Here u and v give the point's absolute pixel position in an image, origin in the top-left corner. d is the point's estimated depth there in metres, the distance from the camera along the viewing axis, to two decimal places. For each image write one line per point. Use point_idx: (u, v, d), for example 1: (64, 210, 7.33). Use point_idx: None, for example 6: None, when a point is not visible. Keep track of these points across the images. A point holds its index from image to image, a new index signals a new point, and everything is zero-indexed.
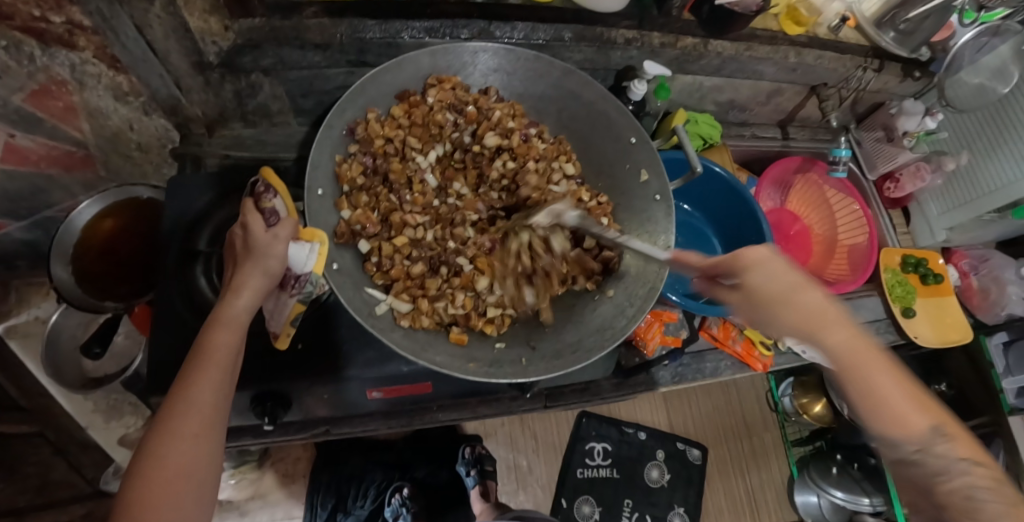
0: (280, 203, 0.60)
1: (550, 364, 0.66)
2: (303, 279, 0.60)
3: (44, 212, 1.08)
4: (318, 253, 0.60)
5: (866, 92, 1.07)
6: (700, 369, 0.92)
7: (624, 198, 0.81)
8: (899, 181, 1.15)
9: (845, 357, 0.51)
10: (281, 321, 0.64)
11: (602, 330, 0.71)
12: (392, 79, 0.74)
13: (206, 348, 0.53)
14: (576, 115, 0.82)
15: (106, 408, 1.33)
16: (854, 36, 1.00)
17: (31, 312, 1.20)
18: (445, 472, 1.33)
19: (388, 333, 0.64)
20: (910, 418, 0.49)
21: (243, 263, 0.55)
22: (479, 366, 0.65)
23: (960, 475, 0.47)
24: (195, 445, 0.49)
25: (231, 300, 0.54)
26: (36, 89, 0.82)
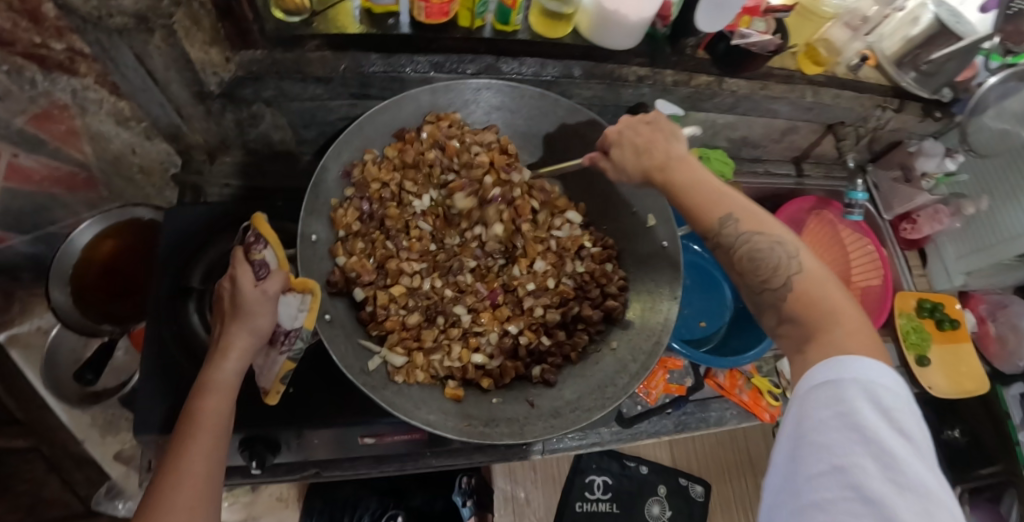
0: (271, 255, 0.60)
1: (550, 424, 0.64)
2: (292, 334, 0.61)
3: (48, 228, 1.08)
4: (312, 304, 0.61)
5: (884, 131, 1.04)
6: (704, 418, 0.88)
7: (630, 244, 0.80)
8: (917, 222, 1.11)
9: (695, 181, 0.61)
10: (271, 378, 0.64)
11: (603, 388, 0.68)
12: (391, 119, 0.74)
13: (195, 413, 0.54)
14: (581, 155, 0.80)
15: (103, 422, 1.28)
16: (874, 75, 0.97)
17: (33, 322, 1.18)
18: (441, 502, 1.30)
19: (380, 391, 0.62)
20: (707, 211, 0.59)
21: (231, 324, 0.58)
22: (474, 426, 0.63)
23: (746, 241, 0.57)
24: (190, 515, 0.48)
25: (220, 363, 0.57)
26: (38, 112, 0.81)
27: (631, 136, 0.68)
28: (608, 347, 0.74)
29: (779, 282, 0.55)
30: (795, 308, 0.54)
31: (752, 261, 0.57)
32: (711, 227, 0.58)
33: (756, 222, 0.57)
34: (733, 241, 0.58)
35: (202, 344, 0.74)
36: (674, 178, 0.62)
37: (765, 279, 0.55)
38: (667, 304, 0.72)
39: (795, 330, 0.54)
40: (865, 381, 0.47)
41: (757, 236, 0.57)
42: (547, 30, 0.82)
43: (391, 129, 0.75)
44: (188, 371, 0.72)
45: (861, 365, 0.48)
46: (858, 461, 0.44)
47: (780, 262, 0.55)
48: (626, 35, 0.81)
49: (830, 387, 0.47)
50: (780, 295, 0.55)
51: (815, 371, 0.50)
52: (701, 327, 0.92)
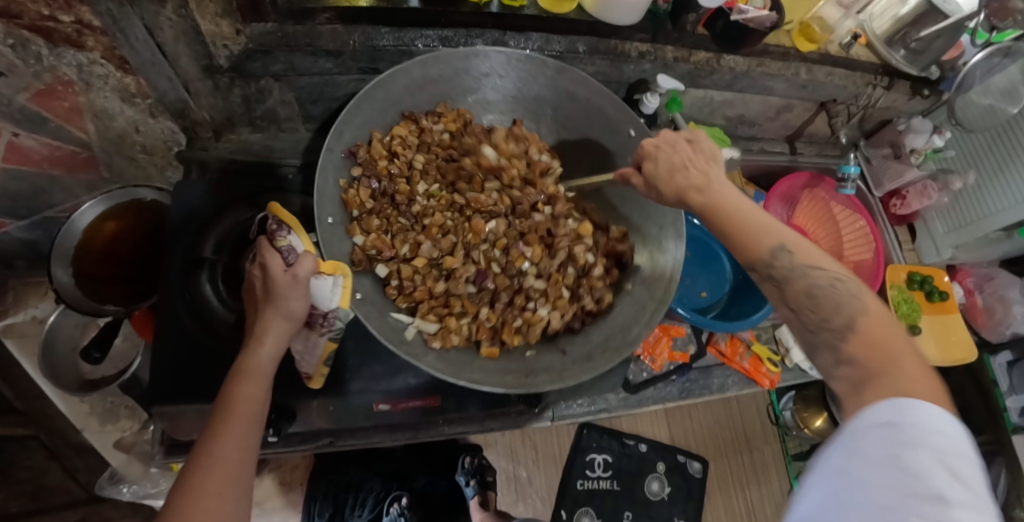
0: (296, 240, 0.62)
1: (587, 368, 0.68)
2: (330, 316, 0.63)
3: (46, 212, 1.06)
4: (344, 286, 0.63)
5: (875, 109, 1.08)
6: (707, 385, 0.90)
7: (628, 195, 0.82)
8: (906, 199, 1.15)
9: (740, 211, 0.57)
10: (314, 362, 0.68)
11: (628, 328, 0.73)
12: (385, 94, 0.74)
13: (232, 398, 0.54)
14: (573, 113, 0.82)
15: (102, 411, 1.28)
16: (865, 54, 1.00)
17: (28, 312, 1.19)
18: (444, 482, 1.32)
19: (422, 357, 0.65)
20: (758, 243, 0.55)
21: (265, 308, 0.58)
22: (516, 379, 0.67)
23: (803, 276, 0.54)
24: (223, 500, 0.47)
25: (254, 350, 0.57)
26: (41, 88, 0.81)
27: (669, 149, 0.63)
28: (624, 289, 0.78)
29: (841, 322, 0.51)
30: (856, 349, 0.49)
31: (809, 296, 0.54)
32: (762, 256, 0.55)
33: (809, 256, 0.54)
34: (788, 274, 0.54)
35: (213, 313, 0.74)
36: (721, 204, 0.58)
37: (824, 316, 0.52)
38: (672, 247, 0.75)
39: (852, 373, 0.49)
40: (932, 431, 0.40)
41: (817, 272, 0.54)
42: (553, 4, 0.85)
43: (387, 106, 0.75)
44: (201, 339, 0.73)
45: (925, 411, 0.41)
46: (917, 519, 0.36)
47: (842, 301, 0.52)
48: (631, 10, 0.82)
49: (888, 429, 0.40)
50: (841, 334, 0.50)
51: (869, 408, 0.43)
52: (702, 297, 0.95)
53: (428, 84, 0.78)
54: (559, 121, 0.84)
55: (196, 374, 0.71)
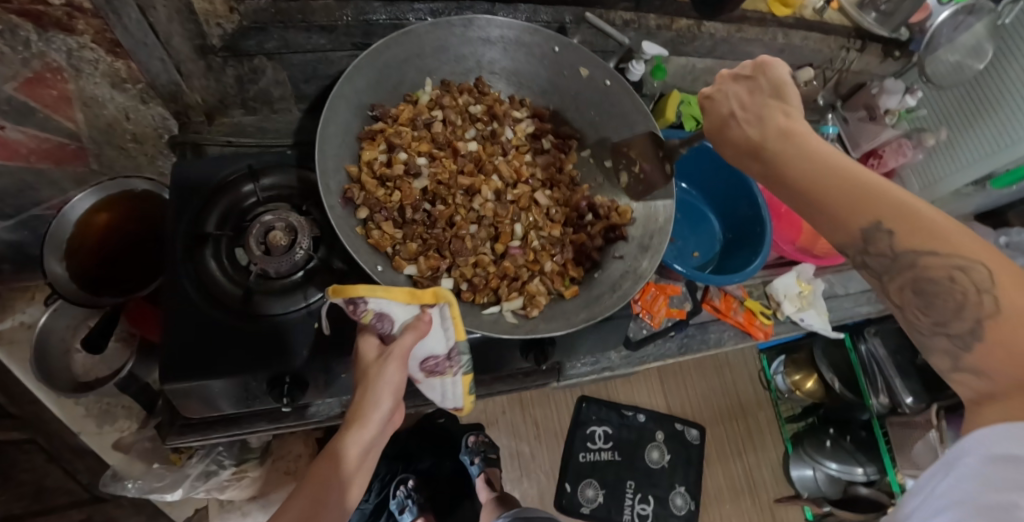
0: (383, 304, 0.59)
1: (651, 253, 0.73)
2: (453, 356, 0.63)
3: (32, 210, 1.01)
4: (452, 315, 0.60)
5: (850, 73, 1.14)
6: (705, 340, 0.93)
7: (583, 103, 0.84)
8: (882, 158, 1.19)
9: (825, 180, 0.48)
10: (460, 394, 0.69)
11: (654, 210, 0.77)
12: (335, 129, 0.72)
13: (323, 468, 0.59)
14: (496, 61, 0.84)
15: (98, 412, 1.23)
16: (838, 18, 1.05)
17: (16, 318, 1.14)
18: (449, 462, 1.32)
19: (534, 329, 0.69)
20: (851, 217, 0.47)
21: (365, 389, 0.61)
22: (610, 296, 0.72)
23: (912, 257, 0.46)
24: None
25: (353, 436, 0.59)
26: (30, 77, 0.80)
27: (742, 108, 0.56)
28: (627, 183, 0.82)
29: (962, 326, 0.44)
30: (986, 361, 0.42)
31: (919, 292, 0.47)
32: (853, 232, 0.48)
33: (925, 233, 0.45)
34: (887, 257, 0.47)
35: (221, 289, 0.75)
36: (790, 166, 0.50)
37: (941, 318, 0.46)
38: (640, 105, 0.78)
39: (977, 383, 0.44)
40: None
41: (931, 259, 0.45)
42: None
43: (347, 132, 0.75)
44: (212, 314, 0.73)
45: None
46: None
47: (966, 300, 0.44)
48: None
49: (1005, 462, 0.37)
50: (963, 340, 0.44)
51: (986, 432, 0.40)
52: (695, 257, 0.98)
53: (367, 93, 0.76)
54: (509, 73, 0.86)
55: (209, 345, 0.71)
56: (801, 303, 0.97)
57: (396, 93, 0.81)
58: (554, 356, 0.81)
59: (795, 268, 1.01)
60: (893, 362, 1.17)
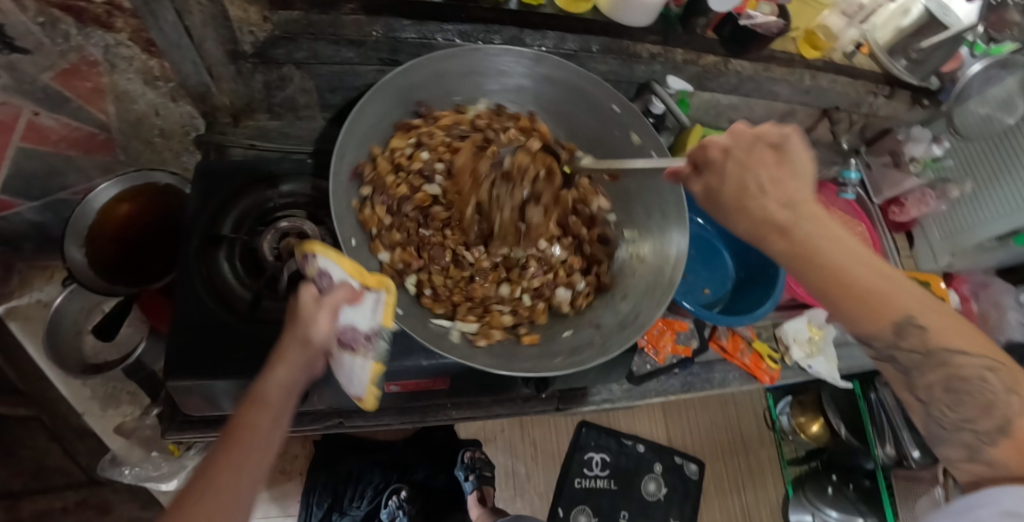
0: (329, 268, 0.56)
1: (625, 333, 0.72)
2: (372, 335, 0.55)
3: (57, 194, 1.06)
4: (386, 302, 0.56)
5: (876, 117, 1.13)
6: (709, 379, 0.92)
7: (622, 166, 0.83)
8: (904, 206, 1.18)
9: (851, 266, 0.50)
10: (363, 385, 0.55)
11: (649, 295, 0.75)
12: (377, 109, 0.74)
13: (242, 429, 0.51)
14: (554, 98, 0.84)
15: (103, 396, 1.21)
16: (867, 63, 1.04)
17: (32, 295, 1.16)
18: (443, 477, 1.32)
19: (476, 357, 0.67)
20: (882, 316, 0.51)
21: (290, 330, 0.55)
22: (564, 359, 0.71)
23: (941, 359, 0.52)
24: None
25: (270, 375, 0.54)
26: (65, 68, 0.83)
27: (743, 161, 0.54)
28: (636, 258, 0.81)
29: (991, 424, 0.51)
30: (1007, 454, 0.50)
31: (951, 389, 0.53)
32: (887, 331, 0.52)
33: (940, 329, 0.52)
34: (921, 353, 0.52)
35: (231, 290, 0.77)
36: (833, 265, 0.50)
37: (972, 415, 0.52)
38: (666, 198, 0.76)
39: (988, 470, 0.51)
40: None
41: (963, 360, 0.52)
42: (569, 5, 0.87)
43: (375, 124, 0.75)
44: (219, 315, 0.74)
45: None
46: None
47: (988, 396, 0.51)
48: (643, 12, 0.86)
49: (1011, 518, 0.44)
50: (992, 436, 0.51)
51: (1006, 495, 0.46)
52: (705, 294, 0.97)
53: (416, 92, 0.78)
54: (558, 113, 0.86)
55: (207, 345, 0.72)
56: (810, 349, 0.96)
57: (442, 101, 0.82)
58: (554, 385, 0.80)
59: (807, 312, 0.98)
60: (902, 414, 1.15)
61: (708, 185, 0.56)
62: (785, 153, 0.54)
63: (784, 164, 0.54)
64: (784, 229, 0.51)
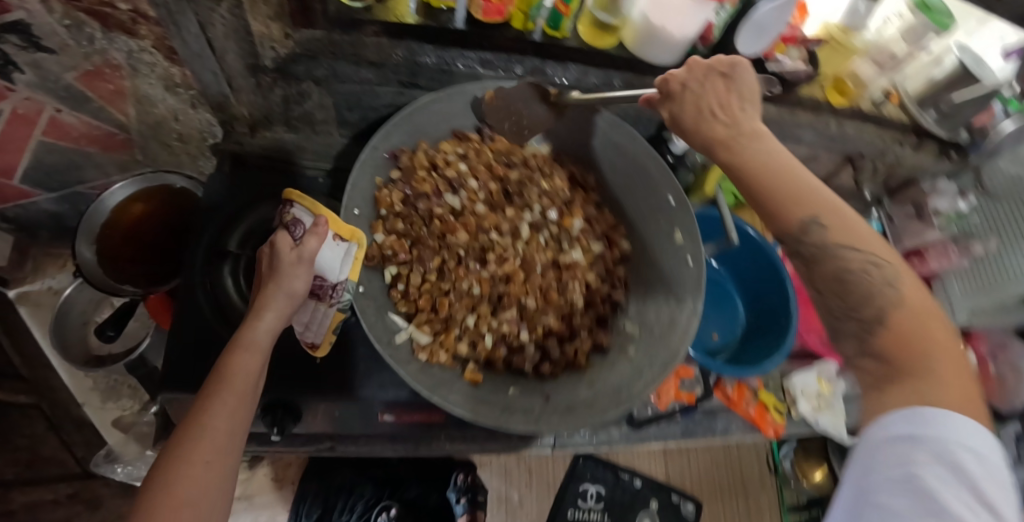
0: (303, 214, 0.66)
1: (563, 418, 0.63)
2: (339, 288, 0.66)
3: (76, 187, 1.13)
4: (356, 256, 0.67)
5: (902, 166, 1.10)
6: (711, 428, 0.90)
7: (654, 257, 0.75)
8: (926, 258, 1.13)
9: (766, 166, 0.62)
10: (321, 331, 0.70)
11: (617, 393, 0.65)
12: (439, 109, 0.73)
13: (229, 371, 0.58)
14: (615, 165, 0.78)
15: (105, 388, 1.23)
16: (896, 113, 1.00)
17: (44, 282, 1.25)
18: (435, 496, 1.28)
19: (404, 365, 0.63)
20: (792, 209, 0.61)
21: (267, 284, 0.61)
22: (488, 410, 0.62)
23: (835, 255, 0.62)
24: (206, 468, 0.52)
25: (254, 324, 0.60)
26: (89, 70, 0.84)
27: (697, 89, 0.67)
28: (624, 354, 0.71)
29: (871, 315, 0.59)
30: (887, 346, 0.57)
31: (838, 280, 0.63)
32: (793, 227, 0.61)
33: (846, 234, 0.62)
34: (816, 249, 0.62)
35: (231, 304, 0.76)
36: (749, 159, 0.63)
37: (855, 304, 0.61)
38: (687, 316, 0.67)
39: (875, 364, 0.58)
40: (949, 441, 0.49)
41: (852, 254, 0.61)
42: (594, 39, 0.86)
43: (418, 128, 0.73)
44: (218, 330, 0.74)
45: (946, 424, 0.50)
46: (932, 509, 0.48)
47: (871, 290, 0.60)
48: (668, 51, 0.85)
49: (906, 442, 0.51)
50: (872, 325, 0.59)
51: (889, 419, 0.53)
52: (713, 340, 0.95)
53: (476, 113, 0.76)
54: (611, 179, 0.79)
55: (202, 362, 0.73)
56: (818, 404, 0.94)
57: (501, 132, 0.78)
58: None
59: (817, 364, 0.97)
60: None
61: (680, 86, 0.67)
62: (738, 84, 0.67)
63: (732, 91, 0.67)
64: (727, 124, 0.65)
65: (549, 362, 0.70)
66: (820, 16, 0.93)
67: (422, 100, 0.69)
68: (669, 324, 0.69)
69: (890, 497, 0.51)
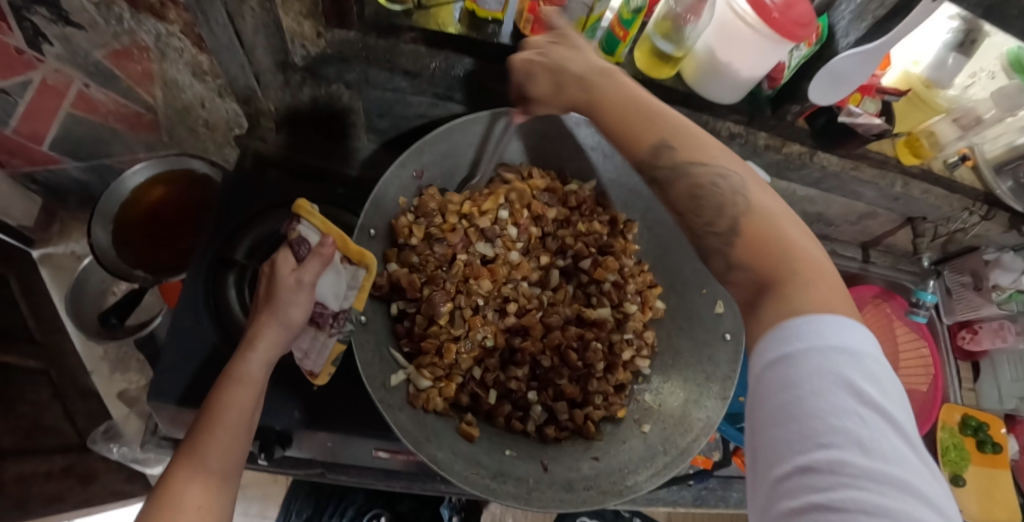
0: (309, 230, 0.58)
1: (560, 497, 0.57)
2: (342, 316, 0.58)
3: (103, 159, 1.11)
4: (365, 278, 0.57)
5: (964, 235, 1.03)
6: (724, 497, 0.85)
7: (688, 327, 0.71)
8: (977, 334, 1.07)
9: (609, 110, 0.58)
10: (322, 360, 0.60)
11: (622, 474, 0.61)
12: (482, 131, 0.68)
13: (219, 406, 0.52)
14: (664, 221, 0.74)
15: (114, 358, 1.26)
16: (969, 177, 0.92)
17: (68, 247, 1.28)
18: (427, 512, 1.23)
19: (395, 412, 0.57)
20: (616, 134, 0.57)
21: (263, 312, 0.56)
22: (481, 476, 0.57)
23: (692, 169, 0.54)
24: (199, 515, 0.48)
25: (247, 355, 0.55)
26: (117, 49, 0.80)
27: (546, 54, 0.61)
28: (638, 430, 0.66)
29: (725, 225, 0.52)
30: (746, 252, 0.50)
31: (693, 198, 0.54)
32: (645, 151, 0.56)
33: (695, 150, 0.55)
34: (669, 170, 0.55)
35: (232, 317, 0.74)
36: (607, 98, 0.58)
37: (709, 219, 0.53)
38: (712, 404, 0.65)
39: (744, 277, 0.50)
40: (833, 344, 0.40)
41: (697, 169, 0.54)
42: (652, 69, 0.79)
43: (454, 148, 0.68)
44: (214, 343, 0.73)
45: (827, 323, 0.41)
46: (833, 431, 0.37)
47: (724, 202, 0.52)
48: (732, 90, 0.77)
49: (780, 363, 0.41)
50: (727, 238, 0.51)
51: (770, 335, 0.43)
52: (737, 402, 0.88)
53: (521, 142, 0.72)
54: (654, 232, 0.76)
55: (194, 375, 0.71)
56: None
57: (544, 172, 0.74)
58: None
59: None
60: None
61: (538, 55, 0.61)
62: (572, 41, 0.62)
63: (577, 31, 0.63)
64: (556, 70, 0.60)
65: (553, 426, 0.66)
66: (903, 63, 0.84)
67: (463, 121, 0.64)
68: (689, 402, 0.66)
69: (782, 429, 0.39)
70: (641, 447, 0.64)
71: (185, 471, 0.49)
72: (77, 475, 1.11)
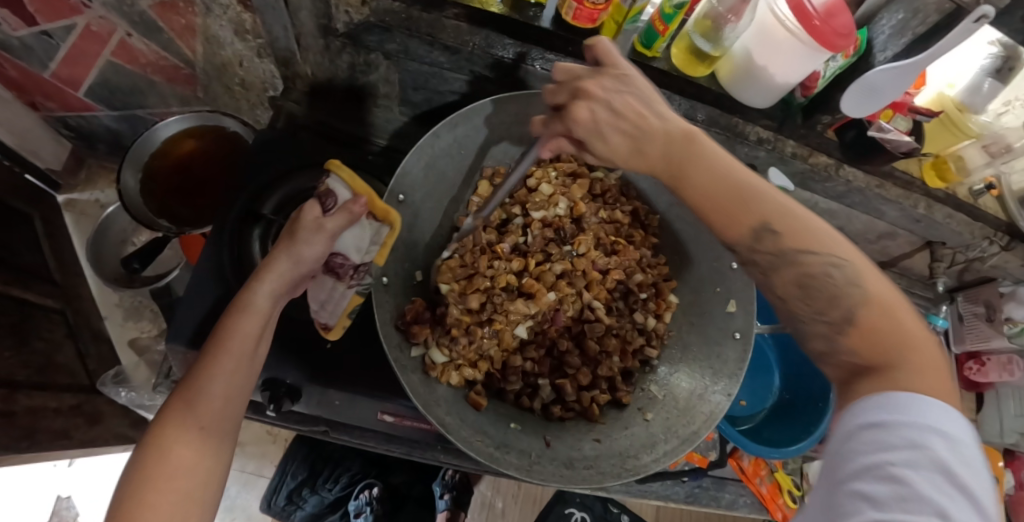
0: (339, 185, 0.58)
1: (559, 473, 0.59)
2: (361, 269, 0.59)
3: (136, 110, 1.13)
4: (387, 238, 0.58)
5: (981, 264, 1.02)
6: (716, 497, 0.87)
7: (701, 323, 0.72)
8: (983, 366, 1.07)
9: (706, 194, 0.57)
10: (338, 312, 0.63)
11: (624, 458, 0.62)
12: (515, 111, 0.69)
13: (225, 335, 0.53)
14: (686, 216, 0.74)
15: (128, 307, 1.32)
16: (992, 206, 0.92)
17: (94, 194, 1.31)
18: (419, 486, 1.25)
19: (408, 374, 0.59)
20: (742, 226, 0.56)
21: (278, 247, 0.56)
22: (486, 445, 0.59)
23: (790, 262, 0.55)
24: (200, 439, 0.50)
25: (255, 286, 0.54)
26: (164, 0, 0.81)
27: (608, 115, 0.57)
28: (642, 417, 0.67)
29: (838, 315, 0.53)
30: (857, 344, 0.51)
31: (801, 286, 0.55)
32: (747, 238, 0.56)
33: (800, 236, 0.55)
34: (773, 256, 0.56)
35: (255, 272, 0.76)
36: (701, 175, 0.57)
37: (820, 308, 0.54)
38: (718, 398, 0.65)
39: (850, 361, 0.52)
40: (926, 431, 0.43)
41: (808, 258, 0.54)
42: (686, 65, 0.80)
43: (490, 122, 0.69)
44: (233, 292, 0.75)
45: (930, 410, 0.43)
46: (915, 493, 0.40)
47: (838, 292, 0.53)
48: (767, 94, 0.78)
49: (878, 428, 0.44)
50: (839, 328, 0.53)
51: (863, 406, 0.46)
52: (738, 406, 0.90)
53: None
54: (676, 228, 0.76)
55: (207, 319, 0.74)
56: None
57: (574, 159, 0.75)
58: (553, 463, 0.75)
59: None
60: None
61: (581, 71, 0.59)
62: (618, 102, 0.57)
63: (651, 112, 0.57)
64: (629, 134, 0.58)
65: (560, 406, 0.67)
66: (937, 83, 0.83)
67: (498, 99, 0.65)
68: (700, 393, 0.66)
69: (867, 481, 0.42)
70: (643, 434, 0.65)
71: (191, 395, 0.51)
72: (85, 415, 1.11)
